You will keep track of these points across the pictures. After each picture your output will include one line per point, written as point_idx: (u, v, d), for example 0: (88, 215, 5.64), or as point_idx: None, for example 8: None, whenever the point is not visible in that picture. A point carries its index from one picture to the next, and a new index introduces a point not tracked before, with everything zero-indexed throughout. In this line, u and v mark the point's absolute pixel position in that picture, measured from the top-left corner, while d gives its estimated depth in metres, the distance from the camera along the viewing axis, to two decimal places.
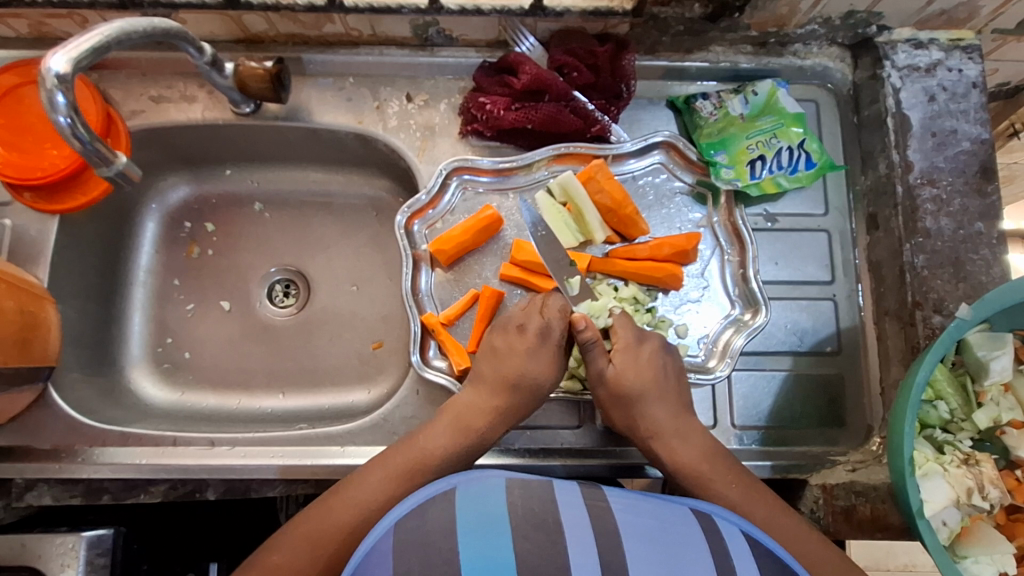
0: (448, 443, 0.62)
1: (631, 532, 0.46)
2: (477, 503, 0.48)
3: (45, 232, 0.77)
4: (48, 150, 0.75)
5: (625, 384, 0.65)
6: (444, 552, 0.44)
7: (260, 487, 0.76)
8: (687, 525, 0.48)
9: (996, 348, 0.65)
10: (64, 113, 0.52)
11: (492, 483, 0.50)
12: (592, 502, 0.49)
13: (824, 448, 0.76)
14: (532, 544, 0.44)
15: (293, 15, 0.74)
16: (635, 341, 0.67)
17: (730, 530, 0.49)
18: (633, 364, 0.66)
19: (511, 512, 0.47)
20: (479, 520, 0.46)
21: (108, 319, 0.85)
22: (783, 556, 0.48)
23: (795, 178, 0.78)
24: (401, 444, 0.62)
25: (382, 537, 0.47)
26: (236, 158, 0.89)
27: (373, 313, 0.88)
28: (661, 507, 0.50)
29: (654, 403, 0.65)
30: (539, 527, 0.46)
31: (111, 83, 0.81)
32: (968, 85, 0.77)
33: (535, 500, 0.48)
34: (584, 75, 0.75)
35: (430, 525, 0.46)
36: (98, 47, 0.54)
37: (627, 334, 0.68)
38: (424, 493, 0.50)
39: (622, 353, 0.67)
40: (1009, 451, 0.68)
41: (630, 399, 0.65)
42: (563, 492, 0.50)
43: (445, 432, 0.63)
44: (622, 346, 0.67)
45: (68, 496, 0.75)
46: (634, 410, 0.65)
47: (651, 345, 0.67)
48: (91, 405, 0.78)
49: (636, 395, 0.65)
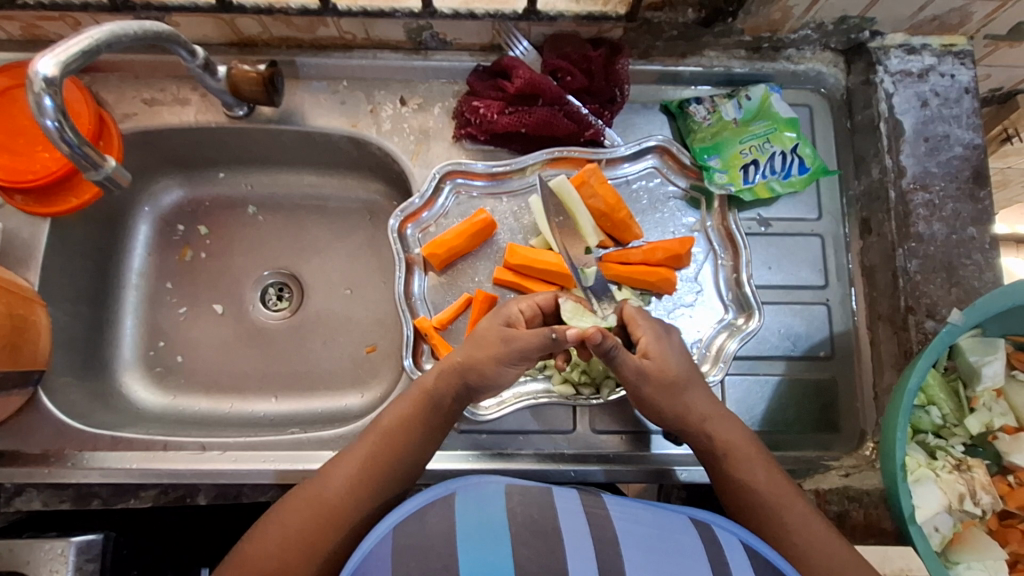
0: (415, 413, 0.62)
1: (629, 538, 0.46)
2: (475, 507, 0.48)
3: (37, 235, 0.77)
4: (40, 153, 0.75)
5: (668, 373, 0.62)
6: (442, 556, 0.44)
7: (251, 493, 0.73)
8: (686, 533, 0.48)
9: (988, 353, 0.65)
10: (52, 117, 0.52)
11: (491, 488, 0.50)
12: (592, 510, 0.49)
13: (818, 453, 0.75)
14: (531, 550, 0.44)
15: (286, 19, 0.74)
16: (664, 330, 0.64)
17: (730, 540, 0.49)
18: (669, 355, 0.62)
19: (510, 518, 0.47)
20: (478, 525, 0.46)
21: (101, 322, 0.84)
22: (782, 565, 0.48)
23: (788, 182, 0.77)
24: (368, 429, 0.62)
25: (380, 541, 0.46)
26: (230, 161, 0.89)
27: (367, 317, 0.88)
28: (660, 515, 0.50)
29: (696, 391, 0.63)
30: (537, 532, 0.45)
31: (104, 86, 0.81)
32: (961, 90, 0.77)
33: (534, 507, 0.48)
34: (578, 79, 0.76)
35: (429, 529, 0.46)
36: (88, 50, 0.54)
37: (651, 326, 0.63)
38: (422, 497, 0.50)
39: (654, 346, 0.62)
40: (1001, 456, 0.67)
41: (675, 386, 0.62)
42: (562, 499, 0.50)
43: (420, 412, 0.62)
44: (648, 337, 0.62)
45: (58, 501, 0.73)
46: (681, 397, 0.62)
47: (675, 337, 0.65)
48: (83, 409, 0.78)
49: (681, 380, 0.62)
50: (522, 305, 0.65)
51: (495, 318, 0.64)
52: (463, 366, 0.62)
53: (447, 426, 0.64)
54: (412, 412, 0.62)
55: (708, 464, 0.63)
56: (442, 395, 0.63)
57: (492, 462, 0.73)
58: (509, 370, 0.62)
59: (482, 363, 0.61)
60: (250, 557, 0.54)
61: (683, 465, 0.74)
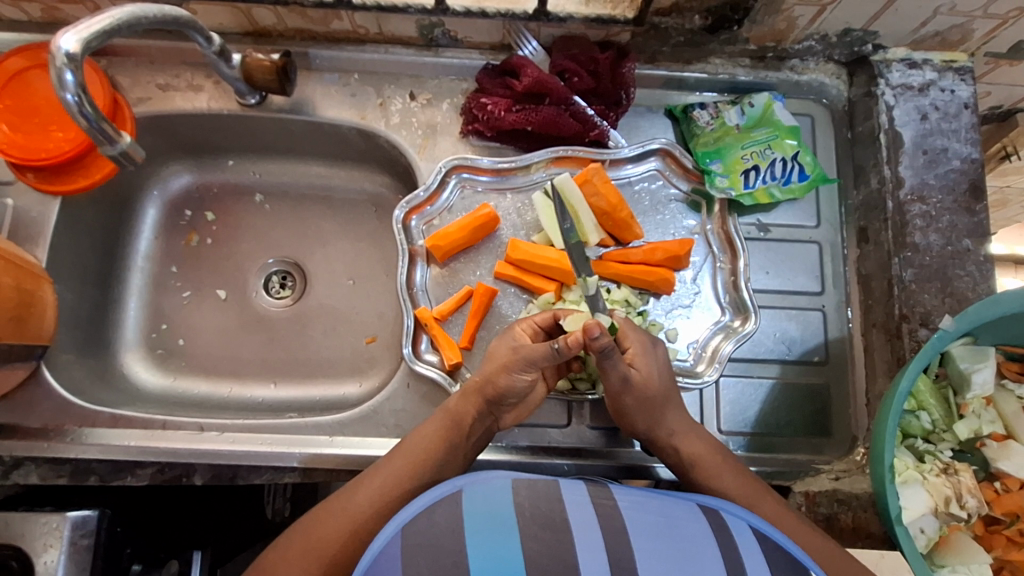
0: (442, 434, 0.64)
1: (638, 527, 0.47)
2: (482, 504, 0.48)
3: (47, 214, 0.78)
4: (53, 132, 0.76)
5: (649, 387, 0.64)
6: (452, 553, 0.44)
7: (247, 475, 0.75)
8: (694, 520, 0.49)
9: (978, 361, 0.66)
10: (72, 91, 0.53)
11: (497, 483, 0.50)
12: (599, 501, 0.49)
13: (808, 456, 0.76)
14: (539, 544, 0.45)
15: (302, 10, 0.76)
16: (652, 343, 0.67)
17: (739, 525, 0.50)
18: (654, 368, 0.65)
19: (517, 512, 0.47)
20: (487, 519, 0.47)
21: (105, 303, 0.85)
22: (792, 549, 0.48)
23: (788, 189, 0.79)
24: (396, 448, 0.64)
25: (391, 541, 0.47)
26: (240, 149, 0.90)
27: (368, 308, 0.89)
28: (668, 505, 0.50)
29: (671, 412, 0.66)
30: (545, 525, 0.46)
31: (119, 69, 0.82)
32: (961, 105, 0.79)
33: (541, 500, 0.48)
34: (585, 80, 0.77)
35: (437, 527, 0.46)
36: (108, 29, 0.55)
37: (639, 337, 0.66)
38: (431, 494, 0.50)
39: (641, 357, 0.65)
40: (989, 463, 0.68)
41: (654, 403, 0.65)
42: (570, 491, 0.50)
43: (445, 432, 0.64)
44: (637, 348, 0.65)
45: (55, 475, 0.74)
46: (659, 412, 0.65)
47: (662, 349, 0.67)
48: (83, 387, 0.78)
49: (661, 397, 0.65)
50: (521, 328, 0.67)
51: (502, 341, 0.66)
52: (482, 385, 0.65)
53: (469, 448, 0.66)
54: (439, 431, 0.64)
55: (709, 464, 0.64)
56: (463, 415, 0.65)
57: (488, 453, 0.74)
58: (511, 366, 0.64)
59: (496, 377, 0.64)
60: (274, 566, 0.56)
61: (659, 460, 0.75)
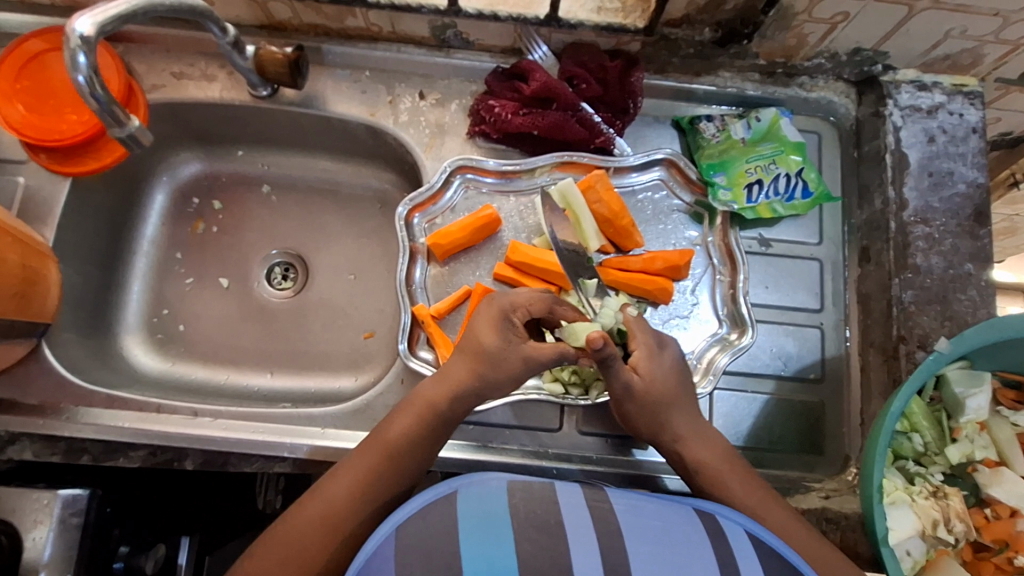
0: (416, 420, 0.63)
1: (634, 534, 0.47)
2: (478, 504, 0.48)
3: (57, 193, 0.79)
4: (67, 115, 0.77)
5: (652, 393, 0.64)
6: (445, 555, 0.44)
7: (238, 462, 0.75)
8: (689, 524, 0.49)
9: (974, 386, 0.66)
10: (84, 73, 0.54)
11: (493, 485, 0.50)
12: (594, 504, 0.49)
13: (800, 473, 0.76)
14: (533, 545, 0.44)
15: (317, 6, 0.77)
16: (657, 347, 0.66)
17: (735, 530, 0.50)
18: (658, 373, 0.65)
19: (511, 513, 0.47)
20: (482, 519, 0.46)
21: (109, 285, 0.86)
22: (787, 555, 0.48)
23: (791, 205, 0.79)
24: (370, 438, 0.63)
25: (384, 542, 0.46)
26: (250, 140, 0.91)
27: (367, 304, 0.90)
28: (665, 511, 0.50)
29: (677, 412, 0.65)
30: (539, 528, 0.46)
31: (136, 56, 0.83)
32: (968, 129, 0.79)
33: (536, 502, 0.48)
34: (593, 87, 0.77)
35: (429, 527, 0.46)
36: (125, 14, 0.57)
37: (646, 340, 0.66)
38: (426, 495, 0.49)
39: (645, 362, 0.65)
40: (979, 488, 0.68)
41: (658, 407, 0.64)
42: (565, 494, 0.50)
43: (422, 416, 0.63)
44: (641, 353, 0.65)
45: (48, 452, 0.74)
46: (660, 415, 0.65)
47: (669, 352, 0.67)
48: (84, 366, 0.79)
49: (665, 402, 0.65)
50: (517, 312, 0.65)
51: (491, 321, 0.65)
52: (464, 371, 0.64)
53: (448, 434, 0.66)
54: (416, 415, 0.63)
55: (703, 475, 0.63)
56: (435, 392, 0.64)
57: (478, 454, 0.74)
58: (503, 367, 0.64)
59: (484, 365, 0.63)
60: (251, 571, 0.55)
61: (669, 472, 0.75)
